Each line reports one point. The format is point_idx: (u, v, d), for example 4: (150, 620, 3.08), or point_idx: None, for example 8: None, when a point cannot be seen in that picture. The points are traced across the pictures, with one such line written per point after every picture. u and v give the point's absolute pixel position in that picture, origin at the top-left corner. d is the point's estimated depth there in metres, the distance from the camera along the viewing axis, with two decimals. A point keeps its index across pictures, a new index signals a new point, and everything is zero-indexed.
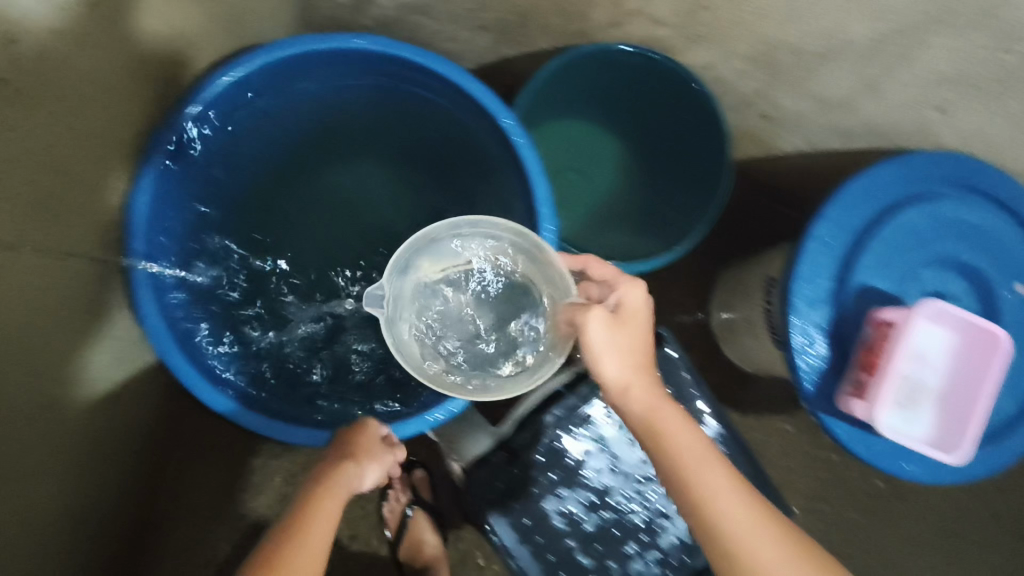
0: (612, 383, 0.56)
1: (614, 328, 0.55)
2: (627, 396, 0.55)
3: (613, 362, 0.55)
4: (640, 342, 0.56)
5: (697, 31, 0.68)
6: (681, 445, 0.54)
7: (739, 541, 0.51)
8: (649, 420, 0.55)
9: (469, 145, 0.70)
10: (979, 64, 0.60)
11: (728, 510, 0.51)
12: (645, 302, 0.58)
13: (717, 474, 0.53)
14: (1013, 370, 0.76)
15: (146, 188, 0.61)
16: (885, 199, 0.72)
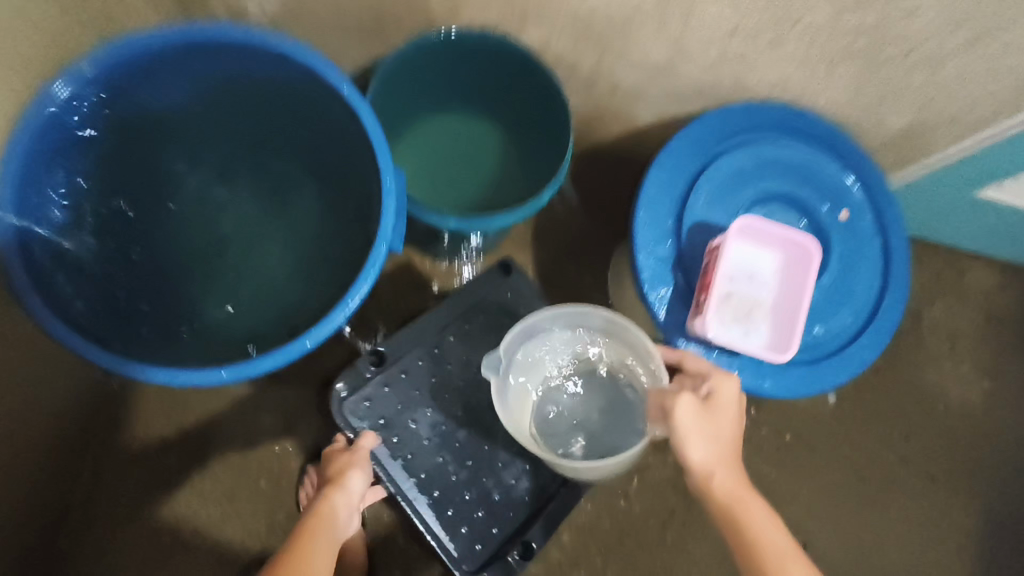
0: (698, 465, 0.64)
1: (721, 419, 0.66)
2: (717, 475, 0.65)
3: (707, 447, 0.64)
4: (727, 429, 0.66)
5: (525, 10, 0.78)
6: (758, 518, 0.64)
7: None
8: (729, 498, 0.65)
9: (328, 122, 0.75)
10: (754, 11, 0.69)
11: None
12: (737, 391, 0.69)
13: (783, 546, 0.63)
14: (845, 286, 0.83)
15: (19, 160, 0.62)
16: (713, 148, 0.81)
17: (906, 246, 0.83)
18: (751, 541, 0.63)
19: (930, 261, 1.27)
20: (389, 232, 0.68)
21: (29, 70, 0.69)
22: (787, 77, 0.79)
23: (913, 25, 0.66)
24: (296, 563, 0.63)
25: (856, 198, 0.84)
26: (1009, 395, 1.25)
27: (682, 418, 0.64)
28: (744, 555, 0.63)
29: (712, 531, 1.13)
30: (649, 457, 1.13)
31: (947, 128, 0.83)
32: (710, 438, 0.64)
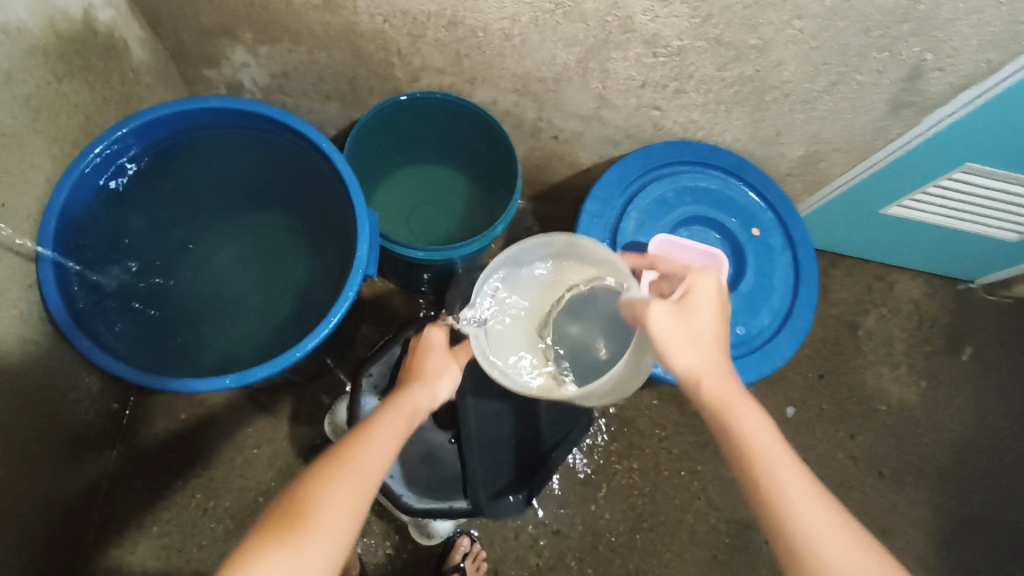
0: (682, 367, 0.58)
1: (703, 317, 0.61)
2: (704, 377, 0.58)
3: (688, 346, 0.59)
4: (709, 332, 0.60)
5: (473, 75, 0.94)
6: (756, 429, 0.55)
7: (821, 540, 0.49)
8: (718, 402, 0.57)
9: (313, 174, 0.90)
10: (654, 69, 0.85)
11: (811, 502, 0.51)
12: (723, 292, 0.63)
13: (785, 455, 0.54)
14: (761, 291, 0.97)
15: (55, 210, 0.77)
16: (639, 180, 0.98)
17: (813, 255, 0.97)
18: (748, 450, 0.54)
19: (862, 274, 1.40)
20: (365, 259, 0.81)
21: (68, 145, 0.85)
22: (695, 119, 0.95)
23: (782, 74, 0.81)
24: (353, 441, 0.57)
25: (767, 217, 0.99)
26: (946, 394, 1.36)
27: (657, 313, 0.59)
28: (740, 470, 0.55)
29: (677, 532, 1.21)
30: (615, 464, 1.23)
31: (838, 155, 0.98)
32: (692, 335, 0.59)
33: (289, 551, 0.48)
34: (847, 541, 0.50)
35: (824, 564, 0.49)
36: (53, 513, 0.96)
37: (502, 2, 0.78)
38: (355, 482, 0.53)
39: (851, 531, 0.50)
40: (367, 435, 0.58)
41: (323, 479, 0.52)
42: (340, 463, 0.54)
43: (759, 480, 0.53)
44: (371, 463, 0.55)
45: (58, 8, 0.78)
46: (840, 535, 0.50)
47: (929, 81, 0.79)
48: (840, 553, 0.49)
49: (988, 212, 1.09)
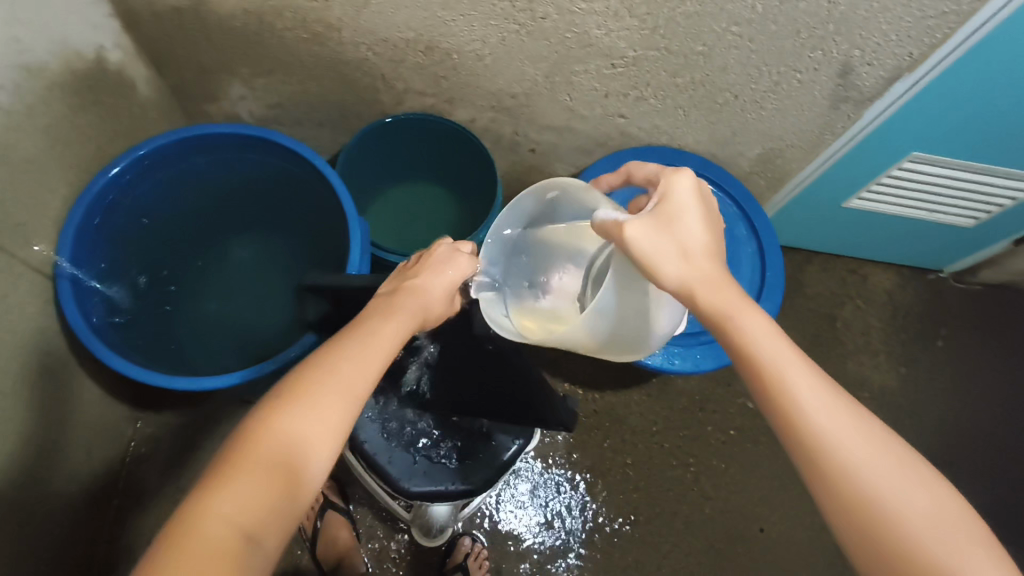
0: (676, 282, 0.57)
1: (688, 225, 0.59)
2: (699, 289, 0.56)
3: (675, 258, 0.57)
4: (693, 240, 0.58)
5: (451, 95, 1.03)
6: (752, 330, 0.54)
7: (835, 433, 0.49)
8: (718, 312, 0.56)
9: (310, 195, 0.97)
10: (615, 80, 0.93)
11: (821, 398, 0.50)
12: (701, 191, 0.61)
13: (786, 354, 0.53)
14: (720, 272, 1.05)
15: (74, 226, 0.84)
16: (610, 184, 1.07)
17: (776, 246, 1.06)
18: (752, 358, 0.53)
19: (836, 270, 1.46)
20: (357, 261, 0.88)
21: (81, 175, 0.93)
22: (658, 125, 1.03)
23: (729, 76, 0.90)
24: (342, 354, 0.58)
25: (732, 211, 1.08)
26: (925, 378, 1.40)
27: (636, 229, 0.57)
28: (742, 371, 0.54)
29: (674, 524, 1.23)
30: (610, 459, 1.27)
31: (792, 151, 1.07)
32: (677, 248, 0.57)
33: (266, 460, 0.51)
34: (858, 428, 0.49)
35: (833, 451, 0.49)
36: (71, 522, 1.01)
37: (471, 25, 0.86)
38: (335, 396, 0.56)
39: (861, 418, 0.50)
40: (349, 348, 0.59)
41: (303, 392, 0.55)
42: (318, 379, 0.56)
43: (768, 388, 0.52)
44: (351, 377, 0.57)
45: (74, 50, 0.87)
46: (851, 427, 0.49)
47: (861, 76, 0.88)
48: (854, 442, 0.49)
49: (942, 200, 1.17)
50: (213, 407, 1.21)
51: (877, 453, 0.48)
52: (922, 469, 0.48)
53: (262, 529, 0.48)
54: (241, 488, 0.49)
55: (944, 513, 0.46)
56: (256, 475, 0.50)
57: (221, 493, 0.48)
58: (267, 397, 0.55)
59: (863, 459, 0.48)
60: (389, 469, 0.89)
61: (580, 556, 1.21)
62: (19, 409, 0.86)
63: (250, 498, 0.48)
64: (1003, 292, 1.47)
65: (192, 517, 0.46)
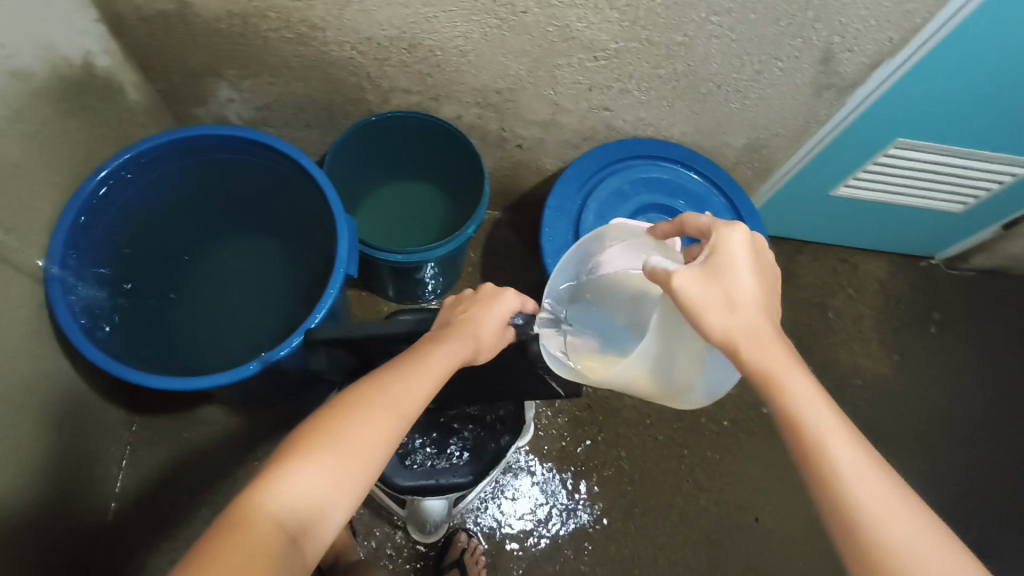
0: (720, 334, 0.55)
1: (740, 278, 0.57)
2: (743, 343, 0.54)
3: (721, 308, 0.56)
4: (742, 291, 0.56)
5: (437, 92, 1.03)
6: (799, 391, 0.52)
7: (884, 515, 0.46)
8: (763, 370, 0.53)
9: (298, 195, 0.98)
10: (598, 73, 0.94)
11: (870, 475, 0.47)
12: (755, 245, 0.59)
13: (833, 419, 0.50)
14: None
15: (64, 228, 0.84)
16: (596, 176, 1.07)
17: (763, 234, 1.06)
18: (797, 422, 0.51)
19: (827, 259, 1.46)
20: (344, 258, 0.89)
21: (70, 179, 0.94)
22: (642, 117, 1.04)
23: (711, 66, 0.90)
24: (399, 374, 0.60)
25: (718, 201, 1.08)
26: (918, 365, 1.41)
27: (684, 277, 0.57)
28: (786, 435, 0.51)
29: (669, 515, 1.24)
30: (605, 452, 1.27)
31: (778, 140, 1.08)
32: (725, 299, 0.56)
33: (322, 464, 0.50)
34: (909, 514, 0.46)
35: (881, 534, 0.45)
36: (70, 525, 1.01)
37: (454, 22, 0.87)
38: (390, 414, 0.56)
39: (914, 505, 0.46)
40: (406, 368, 0.60)
41: (362, 404, 0.55)
42: (375, 394, 0.57)
43: (813, 457, 0.49)
44: (406, 396, 0.58)
45: (60, 55, 0.87)
46: (901, 507, 0.46)
47: (843, 62, 0.88)
48: (904, 527, 0.45)
49: (929, 186, 1.17)
50: (208, 409, 1.21)
51: (929, 546, 0.44)
52: (980, 567, 0.44)
53: (302, 534, 0.48)
54: (295, 488, 0.49)
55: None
56: (309, 480, 0.49)
57: (275, 489, 0.48)
58: (326, 405, 0.56)
59: (914, 550, 0.44)
60: (380, 465, 0.90)
61: (577, 550, 1.21)
62: (13, 412, 0.86)
63: (298, 499, 0.48)
64: (993, 278, 1.48)
65: (242, 508, 0.46)
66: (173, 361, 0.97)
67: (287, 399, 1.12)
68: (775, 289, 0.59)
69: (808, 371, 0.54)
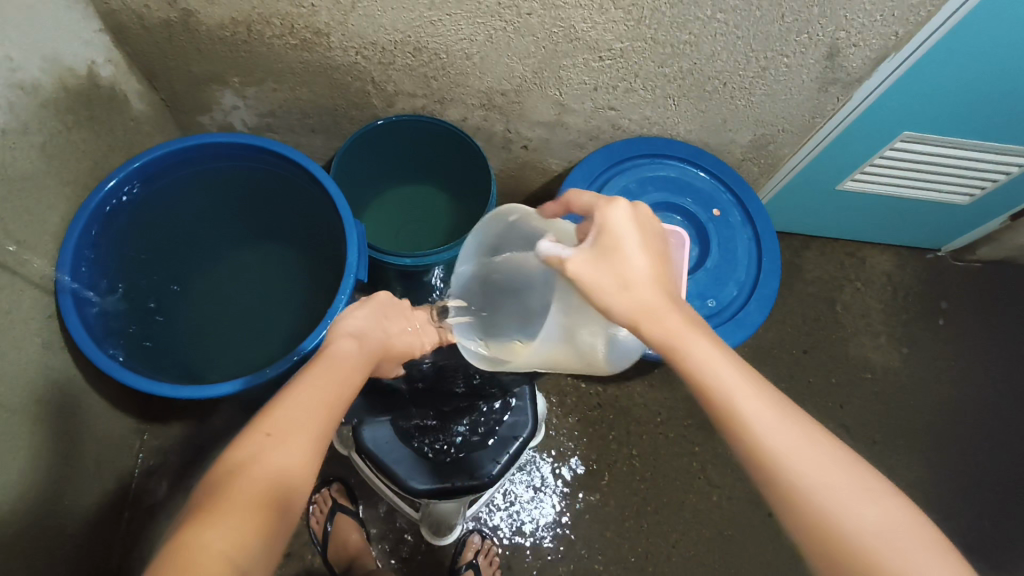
0: (619, 313, 0.57)
1: (630, 254, 0.58)
2: (642, 320, 0.57)
3: (615, 287, 0.57)
4: (635, 266, 0.58)
5: (442, 95, 1.03)
6: (697, 353, 0.54)
7: (788, 452, 0.49)
8: (668, 339, 0.56)
9: (306, 201, 0.98)
10: (604, 73, 0.94)
11: (771, 418, 0.50)
12: (641, 219, 0.60)
13: (733, 374, 0.53)
14: (720, 265, 1.05)
15: (72, 240, 0.84)
16: (603, 176, 1.07)
17: (771, 230, 1.06)
18: (703, 383, 0.53)
19: (834, 254, 1.46)
20: (355, 263, 0.89)
21: (77, 191, 0.93)
22: (648, 116, 1.04)
23: (716, 64, 0.90)
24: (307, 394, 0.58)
25: (726, 198, 1.08)
26: (927, 357, 1.40)
27: (578, 263, 0.57)
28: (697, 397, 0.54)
29: (682, 512, 1.23)
30: (616, 451, 1.27)
31: (784, 136, 1.08)
32: (618, 276, 0.57)
33: (252, 491, 0.49)
34: (810, 447, 0.49)
35: (790, 471, 0.48)
36: (84, 535, 1.01)
37: (458, 25, 0.87)
38: (311, 430, 0.56)
39: (812, 435, 0.50)
40: (316, 385, 0.60)
41: (279, 426, 0.54)
42: (291, 414, 0.56)
43: (722, 412, 0.52)
44: (322, 411, 0.58)
45: (66, 67, 0.87)
46: (802, 446, 0.49)
47: (848, 57, 0.88)
48: (809, 462, 0.48)
49: (934, 179, 1.17)
50: (220, 416, 1.22)
51: (829, 471, 0.48)
52: (878, 486, 0.48)
53: (249, 563, 0.45)
54: (227, 520, 0.46)
55: (902, 533, 0.45)
56: (244, 511, 0.47)
57: (210, 524, 0.45)
58: (237, 438, 0.53)
59: (818, 480, 0.47)
60: (395, 470, 0.90)
61: (590, 549, 1.21)
62: (26, 424, 0.86)
63: (239, 526, 0.46)
64: (1001, 268, 1.47)
65: (178, 552, 0.43)
66: (184, 371, 0.97)
67: None
68: (666, 254, 0.62)
69: (706, 331, 0.57)
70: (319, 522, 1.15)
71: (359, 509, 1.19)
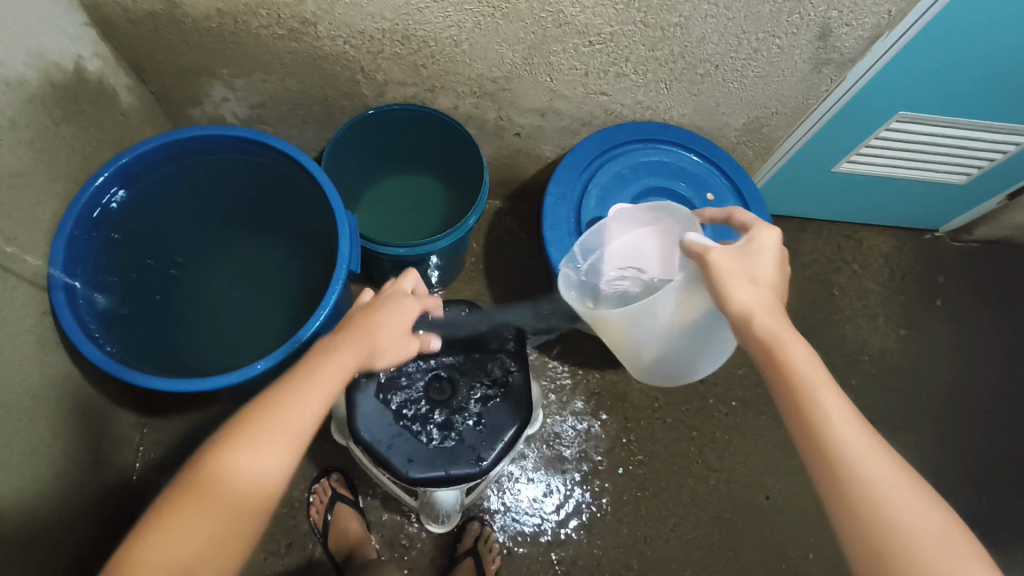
0: (737, 306, 0.62)
1: (763, 261, 0.66)
2: (758, 315, 0.61)
3: (745, 285, 0.63)
4: (766, 270, 0.65)
5: (433, 83, 1.02)
6: (794, 351, 0.58)
7: (857, 449, 0.52)
8: (766, 334, 0.59)
9: (297, 192, 0.98)
10: (594, 58, 0.93)
11: (848, 419, 0.54)
12: (783, 251, 0.68)
13: (823, 374, 0.56)
14: None
15: (62, 238, 0.84)
16: (595, 162, 1.06)
17: (766, 214, 1.05)
18: (789, 374, 0.56)
19: (831, 236, 1.46)
20: (346, 255, 0.88)
21: (67, 189, 0.93)
22: (641, 100, 1.03)
23: (708, 46, 0.89)
24: (286, 391, 0.59)
25: (720, 182, 1.07)
26: (925, 338, 1.40)
27: (718, 258, 0.66)
28: (775, 388, 0.58)
29: (680, 496, 1.24)
30: (614, 437, 1.27)
31: (778, 119, 1.07)
32: (748, 277, 0.64)
33: (198, 504, 0.53)
34: (879, 453, 0.52)
35: (856, 468, 0.51)
36: (86, 529, 1.02)
37: (446, 12, 0.86)
38: (267, 435, 0.56)
39: (879, 441, 0.53)
40: (295, 384, 0.60)
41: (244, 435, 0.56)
42: (260, 421, 0.57)
43: (803, 405, 0.55)
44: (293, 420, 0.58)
45: (51, 62, 0.87)
46: (871, 447, 0.52)
47: (840, 37, 0.87)
48: (877, 465, 0.51)
49: (931, 158, 1.16)
50: (218, 408, 1.22)
51: (888, 470, 0.51)
52: (928, 492, 0.51)
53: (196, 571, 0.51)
54: (173, 531, 0.52)
55: (947, 537, 0.48)
56: (183, 525, 0.52)
57: (149, 539, 0.51)
58: (211, 437, 0.56)
59: (879, 480, 0.50)
60: (391, 457, 0.91)
61: (588, 535, 1.21)
62: (23, 419, 0.86)
63: (181, 547, 0.51)
64: (999, 248, 1.47)
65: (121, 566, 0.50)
66: (177, 363, 0.97)
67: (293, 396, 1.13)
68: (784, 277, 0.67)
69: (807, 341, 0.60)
70: (320, 513, 1.16)
71: (360, 498, 1.20)
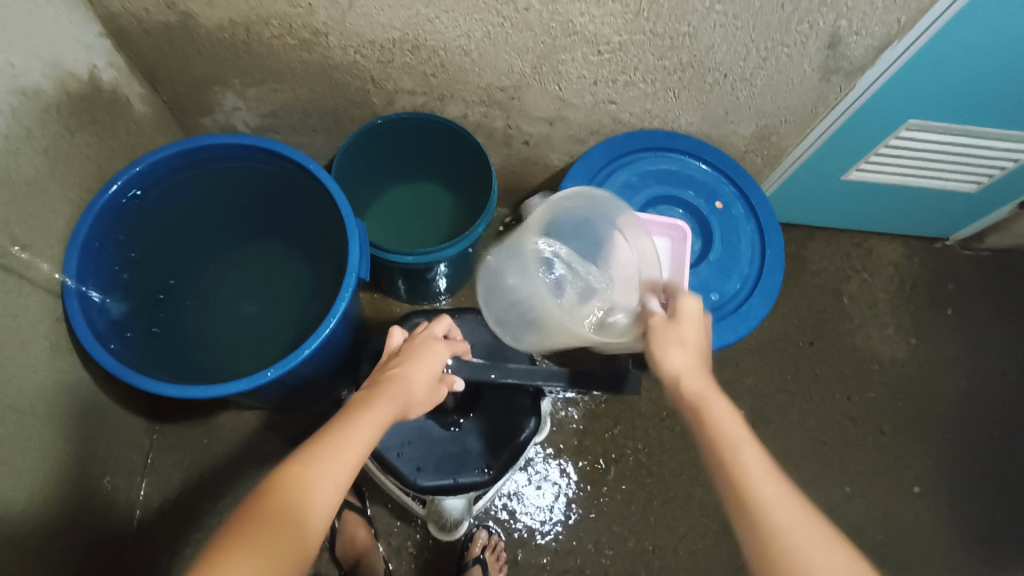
0: (669, 370, 0.72)
1: (685, 330, 0.73)
2: (684, 379, 0.70)
3: (677, 352, 0.72)
4: (691, 338, 0.73)
5: (442, 92, 1.03)
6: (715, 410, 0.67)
7: (767, 498, 0.59)
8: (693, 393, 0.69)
9: (307, 200, 0.98)
10: (602, 67, 0.93)
11: (762, 472, 0.61)
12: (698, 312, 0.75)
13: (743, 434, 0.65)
14: (724, 257, 1.04)
15: (76, 246, 0.85)
16: (603, 171, 1.06)
17: (774, 222, 1.05)
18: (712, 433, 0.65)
19: (840, 244, 1.45)
20: (356, 262, 0.89)
21: (81, 197, 0.94)
22: (649, 109, 1.03)
23: (717, 56, 0.90)
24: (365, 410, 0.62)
25: (728, 190, 1.07)
26: (935, 348, 1.39)
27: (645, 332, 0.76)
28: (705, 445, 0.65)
29: (689, 505, 1.23)
30: (623, 446, 1.27)
31: (787, 127, 1.07)
32: (670, 346, 0.72)
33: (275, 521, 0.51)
34: (788, 503, 0.59)
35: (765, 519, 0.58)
36: (95, 534, 1.03)
37: (456, 22, 0.87)
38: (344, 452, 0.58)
39: (789, 491, 0.60)
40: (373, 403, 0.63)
41: (304, 459, 0.56)
42: (343, 436, 0.59)
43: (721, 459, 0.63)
44: (364, 432, 0.60)
45: (67, 71, 0.88)
46: (781, 499, 0.59)
47: (850, 46, 0.87)
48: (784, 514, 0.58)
49: (941, 167, 1.16)
50: (226, 415, 1.22)
51: (793, 521, 0.58)
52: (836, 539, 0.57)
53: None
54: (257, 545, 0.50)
55: None
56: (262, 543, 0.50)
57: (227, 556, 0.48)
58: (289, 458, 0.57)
59: (784, 527, 0.57)
60: (399, 466, 0.91)
61: (595, 544, 1.21)
62: (36, 424, 0.87)
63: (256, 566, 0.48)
64: (1010, 257, 1.46)
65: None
66: (186, 369, 0.97)
67: (301, 402, 1.13)
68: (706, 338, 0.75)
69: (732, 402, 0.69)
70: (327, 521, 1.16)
71: (368, 506, 1.19)
